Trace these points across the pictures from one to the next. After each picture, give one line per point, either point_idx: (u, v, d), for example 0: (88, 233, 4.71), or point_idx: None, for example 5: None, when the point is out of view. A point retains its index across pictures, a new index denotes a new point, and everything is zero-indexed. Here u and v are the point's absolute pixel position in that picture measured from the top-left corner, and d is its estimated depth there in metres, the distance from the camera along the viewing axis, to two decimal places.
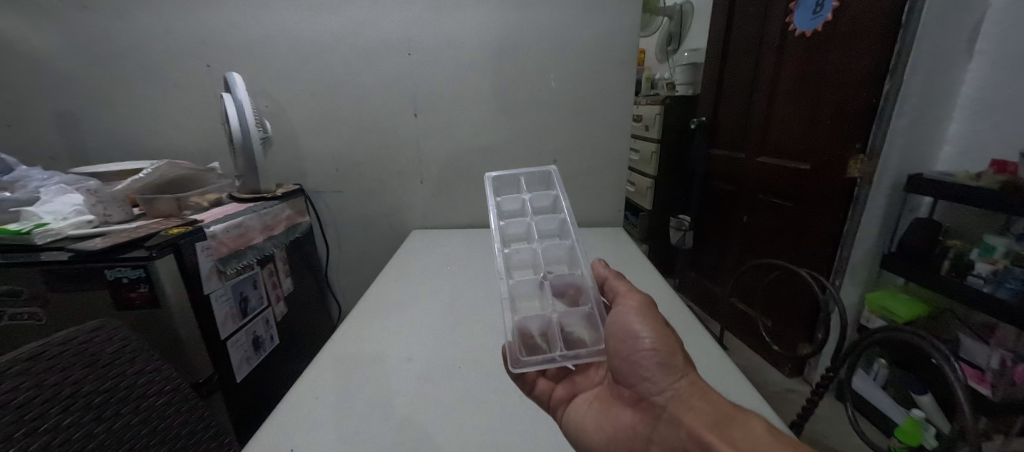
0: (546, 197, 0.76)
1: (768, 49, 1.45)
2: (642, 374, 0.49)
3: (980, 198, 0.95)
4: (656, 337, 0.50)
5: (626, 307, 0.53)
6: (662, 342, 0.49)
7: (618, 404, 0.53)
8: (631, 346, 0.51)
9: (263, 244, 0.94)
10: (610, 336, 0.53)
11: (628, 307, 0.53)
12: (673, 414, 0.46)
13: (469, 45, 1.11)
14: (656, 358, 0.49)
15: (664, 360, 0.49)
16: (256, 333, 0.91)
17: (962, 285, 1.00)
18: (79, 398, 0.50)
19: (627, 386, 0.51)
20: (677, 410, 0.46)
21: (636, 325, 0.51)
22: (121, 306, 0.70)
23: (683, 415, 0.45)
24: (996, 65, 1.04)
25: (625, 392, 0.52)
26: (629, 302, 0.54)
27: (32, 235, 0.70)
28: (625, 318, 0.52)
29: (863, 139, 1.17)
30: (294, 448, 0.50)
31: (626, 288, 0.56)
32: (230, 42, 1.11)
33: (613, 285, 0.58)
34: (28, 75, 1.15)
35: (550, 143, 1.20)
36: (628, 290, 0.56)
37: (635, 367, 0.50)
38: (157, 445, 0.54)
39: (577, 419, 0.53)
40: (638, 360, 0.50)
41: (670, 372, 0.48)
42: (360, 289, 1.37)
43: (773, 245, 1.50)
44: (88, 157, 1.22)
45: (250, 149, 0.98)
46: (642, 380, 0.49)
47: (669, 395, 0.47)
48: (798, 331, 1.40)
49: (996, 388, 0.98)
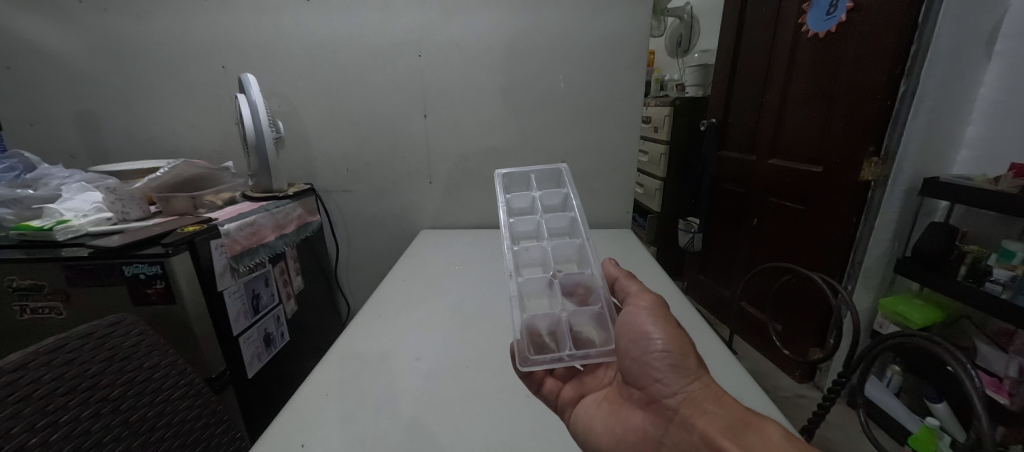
0: (557, 195, 0.76)
1: (780, 50, 1.44)
2: (653, 376, 0.49)
3: (999, 203, 0.93)
4: (669, 340, 0.49)
5: (637, 307, 0.53)
6: (674, 344, 0.49)
7: (627, 406, 0.52)
8: (642, 346, 0.50)
9: (275, 242, 0.96)
10: (620, 337, 0.53)
11: (639, 307, 0.53)
12: (685, 418, 0.46)
13: (479, 46, 1.12)
14: (668, 360, 0.49)
15: (676, 362, 0.48)
16: (268, 330, 0.92)
17: (980, 291, 0.98)
18: (98, 390, 0.51)
19: (638, 388, 0.51)
20: (689, 413, 0.46)
21: (648, 326, 0.51)
22: (138, 302, 0.72)
23: (696, 420, 0.45)
24: (1016, 66, 1.02)
25: (635, 394, 0.51)
26: (640, 302, 0.54)
27: (53, 231, 0.72)
28: (636, 318, 0.52)
29: (877, 142, 1.15)
30: (304, 443, 0.51)
31: (637, 288, 0.56)
32: (244, 43, 1.13)
33: (624, 285, 0.58)
34: (49, 75, 1.18)
35: (559, 144, 1.20)
36: (638, 290, 0.56)
37: (646, 369, 0.50)
38: (170, 438, 0.55)
39: (585, 420, 0.53)
40: (649, 361, 0.49)
41: (682, 374, 0.48)
42: (370, 288, 1.38)
43: (784, 249, 1.48)
44: (107, 155, 1.25)
45: (263, 147, 0.99)
46: (652, 382, 0.49)
47: (680, 398, 0.47)
48: (809, 336, 1.39)
49: (1015, 397, 0.96)
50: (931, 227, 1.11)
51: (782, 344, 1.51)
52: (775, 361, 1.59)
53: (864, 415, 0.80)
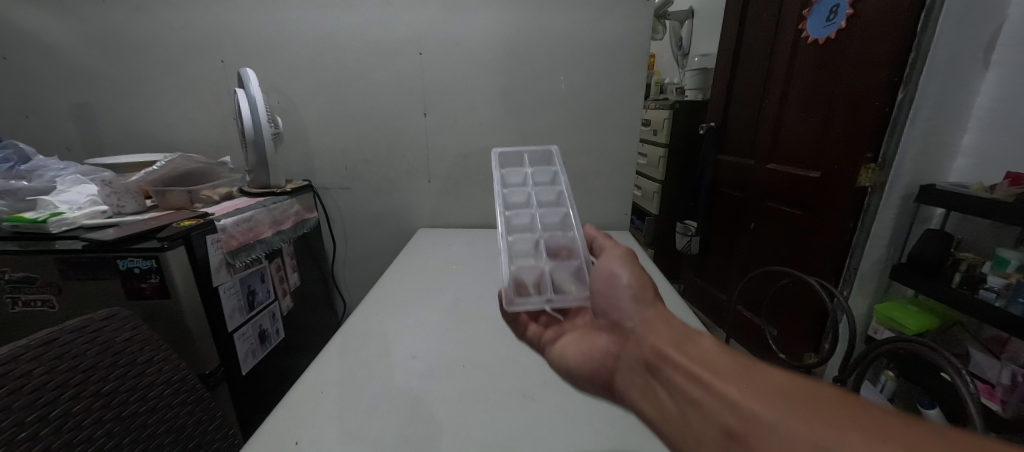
0: (547, 174, 0.75)
1: (779, 56, 1.44)
2: (616, 305, 0.51)
3: (994, 211, 0.94)
4: (633, 276, 0.52)
5: (611, 255, 0.56)
6: (636, 278, 0.52)
7: (596, 335, 0.54)
8: (608, 283, 0.53)
9: (272, 239, 0.95)
10: (593, 279, 0.55)
11: (613, 254, 0.56)
12: (640, 336, 0.48)
13: (479, 45, 1.12)
14: (630, 291, 0.51)
15: (636, 292, 0.51)
16: (263, 326, 0.92)
17: (974, 298, 0.99)
18: (89, 385, 0.51)
19: (603, 317, 0.53)
20: (643, 332, 0.48)
21: (615, 268, 0.54)
22: (132, 296, 0.71)
23: (649, 336, 0.47)
24: (1012, 76, 1.03)
25: (602, 323, 0.53)
26: (614, 251, 0.56)
27: (47, 223, 0.72)
28: (607, 263, 0.55)
29: (874, 149, 1.15)
30: (299, 441, 0.51)
31: (610, 243, 0.59)
32: (244, 38, 1.12)
33: (601, 244, 0.62)
34: (47, 67, 1.17)
35: (558, 145, 1.20)
36: (612, 244, 0.59)
37: (611, 301, 0.52)
38: (163, 434, 0.55)
39: (560, 349, 0.55)
40: (613, 293, 0.52)
41: (640, 302, 0.50)
42: (366, 285, 1.38)
43: (780, 252, 1.49)
44: (103, 148, 1.24)
45: (261, 142, 0.98)
46: (615, 310, 0.51)
47: (638, 320, 0.49)
48: (805, 340, 1.39)
49: (1007, 405, 0.96)
50: (926, 234, 1.11)
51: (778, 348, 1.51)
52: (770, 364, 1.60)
53: None
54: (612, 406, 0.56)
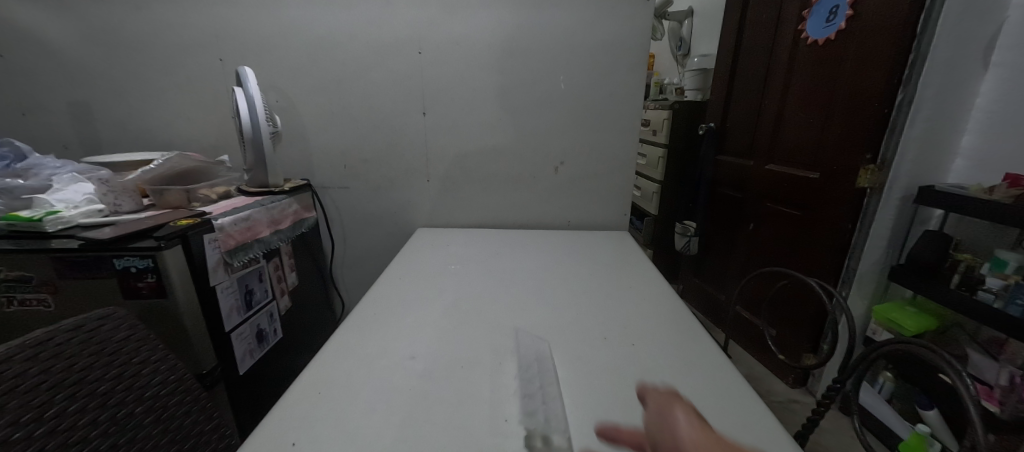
0: None
1: (779, 57, 1.45)
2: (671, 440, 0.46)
3: (992, 212, 0.94)
4: (688, 414, 0.48)
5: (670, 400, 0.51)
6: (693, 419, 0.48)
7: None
8: (668, 427, 0.48)
9: (270, 238, 0.94)
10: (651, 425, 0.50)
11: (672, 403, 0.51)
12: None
13: (478, 44, 1.11)
14: (684, 417, 0.48)
15: (688, 418, 0.48)
16: (261, 326, 0.91)
17: (973, 300, 0.99)
18: (85, 385, 0.50)
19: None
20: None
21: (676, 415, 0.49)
22: (129, 296, 0.71)
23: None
24: (1011, 78, 1.03)
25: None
26: (661, 392, 0.54)
27: (43, 221, 0.71)
28: (670, 409, 0.50)
29: (874, 150, 1.16)
30: (296, 442, 0.50)
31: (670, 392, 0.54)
32: (243, 36, 1.12)
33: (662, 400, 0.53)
34: (44, 65, 1.17)
35: (558, 145, 1.20)
36: (671, 393, 0.53)
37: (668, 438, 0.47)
38: (159, 434, 0.55)
39: None
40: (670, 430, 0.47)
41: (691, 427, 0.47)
42: (364, 285, 1.37)
43: (779, 253, 1.49)
44: (100, 147, 1.23)
45: (260, 141, 0.98)
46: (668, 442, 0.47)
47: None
48: (803, 341, 1.39)
49: (1005, 406, 0.96)
50: (925, 235, 1.11)
51: (776, 349, 1.52)
52: (769, 365, 1.60)
53: (859, 422, 0.75)
54: (612, 406, 0.56)
